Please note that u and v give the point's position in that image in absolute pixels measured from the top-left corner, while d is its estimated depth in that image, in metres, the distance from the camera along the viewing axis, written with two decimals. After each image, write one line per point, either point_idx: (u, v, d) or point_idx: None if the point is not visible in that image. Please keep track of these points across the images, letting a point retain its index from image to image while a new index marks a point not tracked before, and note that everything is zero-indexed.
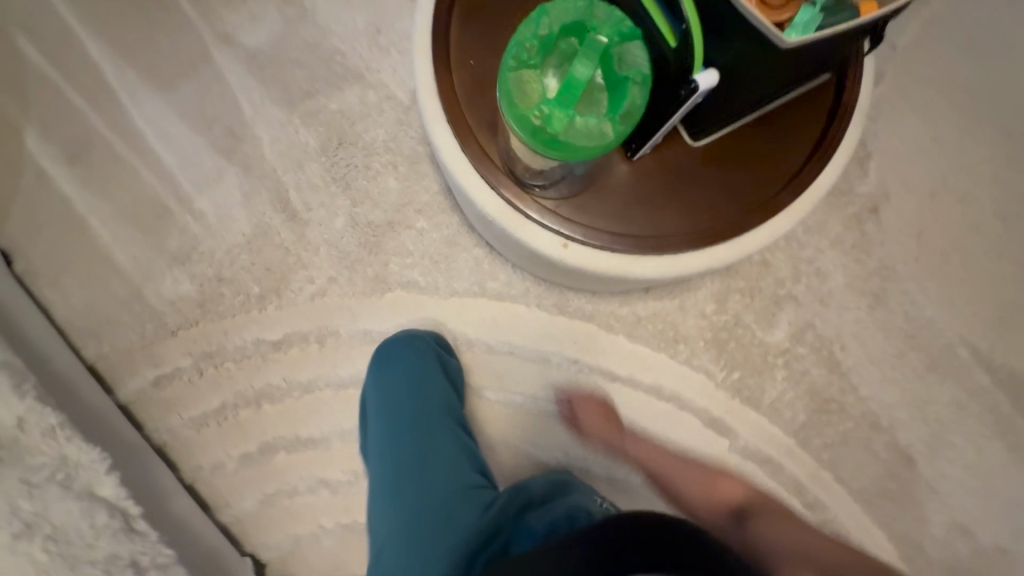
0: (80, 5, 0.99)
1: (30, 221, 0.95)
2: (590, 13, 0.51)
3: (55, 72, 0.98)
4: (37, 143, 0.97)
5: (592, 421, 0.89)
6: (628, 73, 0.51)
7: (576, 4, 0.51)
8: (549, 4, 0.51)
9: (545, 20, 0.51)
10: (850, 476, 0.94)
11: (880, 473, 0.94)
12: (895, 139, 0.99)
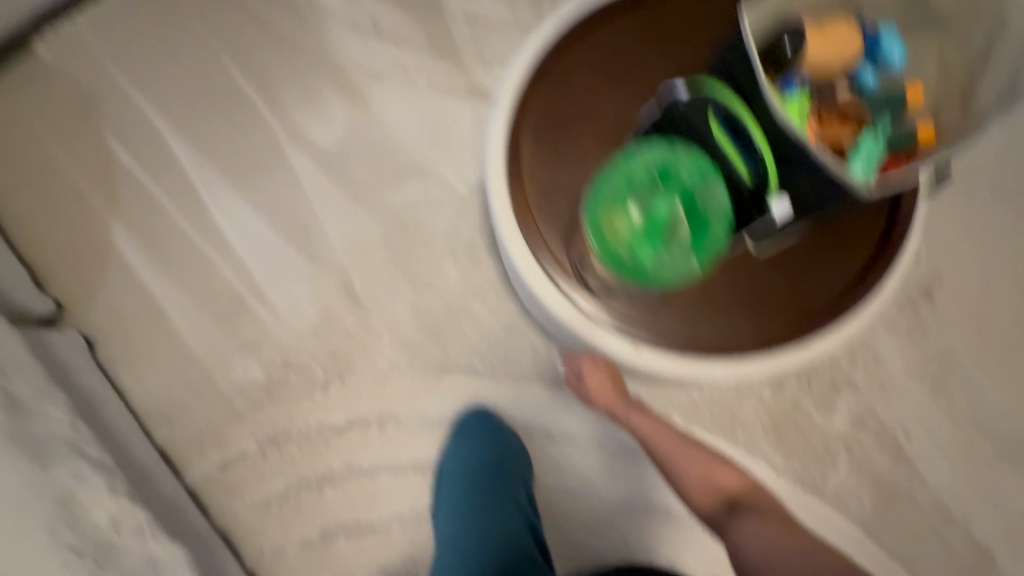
0: (169, 113, 1.10)
1: (115, 312, 1.03)
2: (675, 161, 0.61)
3: (145, 174, 1.08)
4: (126, 240, 1.06)
5: (601, 392, 0.86)
6: (707, 213, 0.61)
7: (661, 154, 0.62)
8: (639, 154, 0.61)
9: (636, 168, 0.61)
10: (916, 565, 0.93)
11: (945, 562, 0.93)
12: (955, 218, 0.98)
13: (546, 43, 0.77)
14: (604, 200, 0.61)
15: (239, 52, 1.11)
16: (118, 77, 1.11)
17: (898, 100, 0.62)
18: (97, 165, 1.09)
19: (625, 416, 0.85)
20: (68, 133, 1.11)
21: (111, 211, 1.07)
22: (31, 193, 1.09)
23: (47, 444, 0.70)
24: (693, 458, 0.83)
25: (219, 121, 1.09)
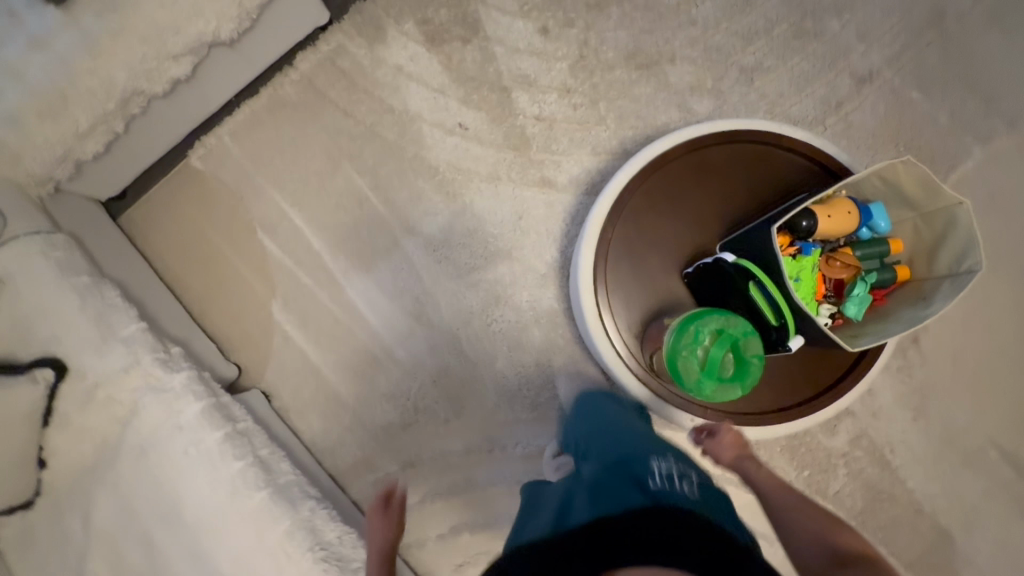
0: (301, 207, 1.35)
1: (280, 371, 1.33)
2: (727, 321, 0.82)
3: (288, 260, 1.35)
4: (280, 312, 1.34)
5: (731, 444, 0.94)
6: (751, 355, 0.82)
7: (717, 315, 0.83)
8: (703, 317, 0.82)
9: (701, 327, 0.82)
10: (903, 551, 1.21)
11: (927, 547, 1.21)
12: None
13: (620, 191, 1.02)
14: (679, 352, 0.82)
15: (352, 157, 1.35)
16: (258, 181, 1.37)
17: (881, 246, 0.88)
18: (249, 251, 1.36)
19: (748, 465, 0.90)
20: (223, 228, 1.37)
21: (267, 291, 1.35)
22: (202, 280, 1.37)
23: (289, 491, 1.03)
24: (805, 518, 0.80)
25: (343, 216, 1.34)
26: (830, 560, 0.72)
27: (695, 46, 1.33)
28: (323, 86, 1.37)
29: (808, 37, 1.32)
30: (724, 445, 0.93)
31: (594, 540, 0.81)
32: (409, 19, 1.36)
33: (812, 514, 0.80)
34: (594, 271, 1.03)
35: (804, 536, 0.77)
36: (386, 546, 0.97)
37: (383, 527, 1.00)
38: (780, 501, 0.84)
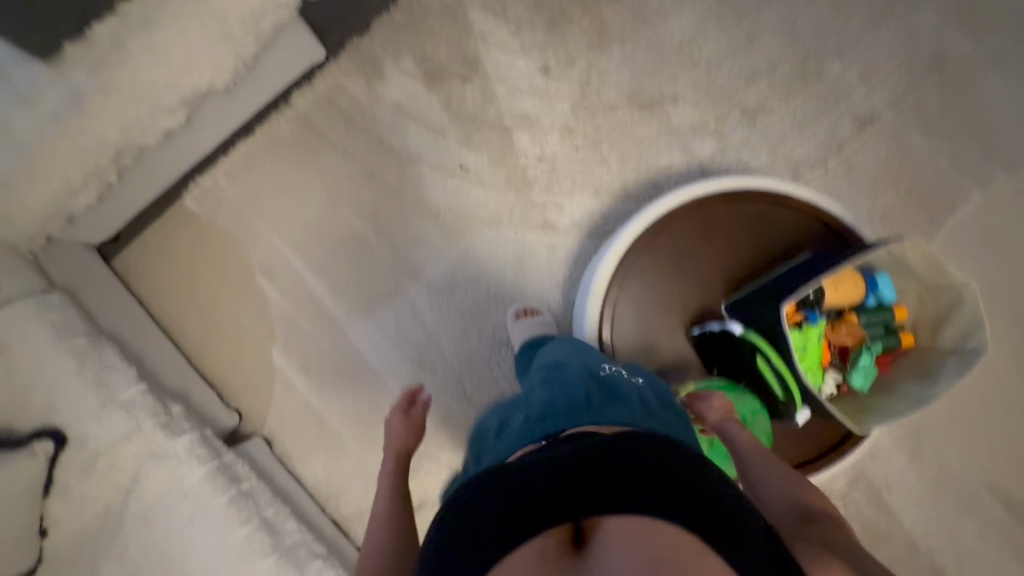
0: (301, 251, 1.33)
1: (282, 418, 1.32)
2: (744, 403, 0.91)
3: (287, 304, 1.33)
4: (281, 359, 1.33)
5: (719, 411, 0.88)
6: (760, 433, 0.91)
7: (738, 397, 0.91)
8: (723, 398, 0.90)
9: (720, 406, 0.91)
10: None
11: None
12: None
13: (624, 251, 1.02)
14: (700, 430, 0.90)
15: (350, 198, 1.33)
16: (256, 224, 1.34)
17: (887, 314, 0.88)
18: (248, 295, 1.34)
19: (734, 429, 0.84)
20: (223, 271, 1.35)
21: (267, 335, 1.33)
22: (200, 325, 1.34)
23: (295, 553, 1.02)
24: (783, 480, 0.74)
25: (343, 259, 1.33)
26: (797, 513, 0.69)
27: (698, 88, 1.32)
28: (320, 125, 1.34)
29: (811, 79, 1.31)
30: (713, 408, 0.88)
31: (593, 466, 0.62)
32: (408, 57, 1.34)
33: (780, 468, 0.76)
34: (601, 324, 1.03)
35: (779, 495, 0.72)
36: (398, 445, 1.00)
37: (406, 427, 1.02)
38: (758, 464, 0.77)
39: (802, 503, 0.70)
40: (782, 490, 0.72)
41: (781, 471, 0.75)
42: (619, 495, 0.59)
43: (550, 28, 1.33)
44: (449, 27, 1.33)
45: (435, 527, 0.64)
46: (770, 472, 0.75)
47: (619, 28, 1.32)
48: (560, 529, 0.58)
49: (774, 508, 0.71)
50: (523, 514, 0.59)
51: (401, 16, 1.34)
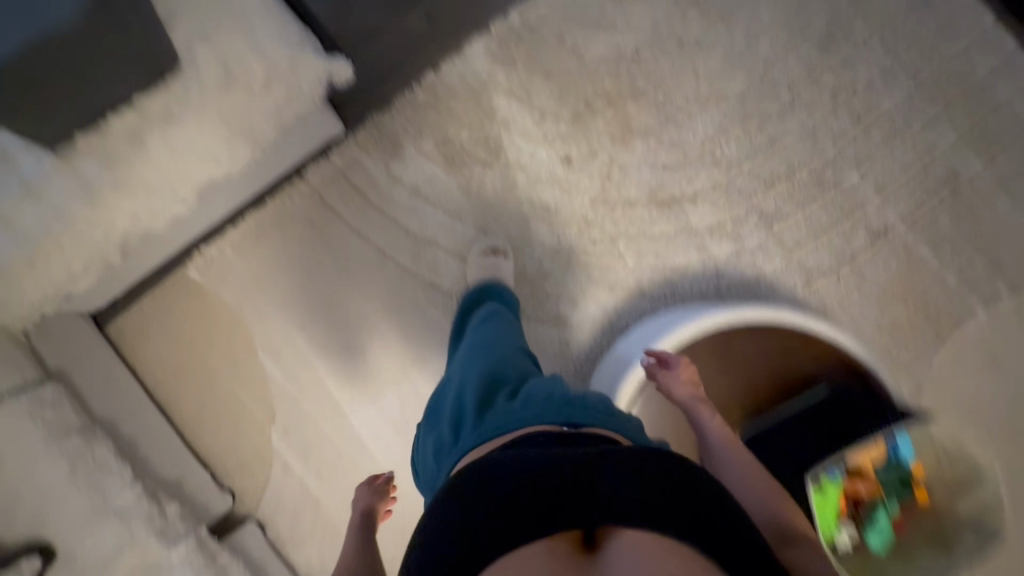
0: (309, 330, 1.31)
1: (278, 502, 1.28)
2: None
3: (289, 385, 1.30)
4: (280, 442, 1.29)
5: (690, 385, 0.95)
6: None
7: None
8: None
9: None
10: None
11: None
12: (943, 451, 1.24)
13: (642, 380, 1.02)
14: None
15: (361, 281, 1.31)
16: (260, 301, 1.31)
17: (904, 474, 0.91)
18: (250, 374, 1.31)
19: (704, 409, 0.93)
20: (223, 350, 1.31)
21: (267, 414, 1.30)
22: (196, 399, 1.29)
23: None
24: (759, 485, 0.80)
25: (352, 341, 1.31)
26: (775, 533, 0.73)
27: (718, 189, 1.31)
28: (332, 202, 1.31)
29: (828, 186, 1.30)
30: (681, 381, 0.95)
31: (605, 476, 0.61)
32: (427, 138, 1.32)
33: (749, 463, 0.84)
34: (631, 401, 1.06)
35: (761, 509, 0.77)
36: (363, 508, 1.10)
37: (371, 493, 1.12)
38: (726, 449, 0.87)
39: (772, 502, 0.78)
40: (757, 501, 0.78)
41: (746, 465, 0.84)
42: (629, 509, 0.58)
43: (573, 119, 1.32)
44: (471, 112, 1.32)
45: (449, 497, 0.66)
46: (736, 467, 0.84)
47: (643, 124, 1.32)
48: (565, 536, 0.59)
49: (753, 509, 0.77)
50: (537, 514, 0.59)
51: (422, 96, 1.32)
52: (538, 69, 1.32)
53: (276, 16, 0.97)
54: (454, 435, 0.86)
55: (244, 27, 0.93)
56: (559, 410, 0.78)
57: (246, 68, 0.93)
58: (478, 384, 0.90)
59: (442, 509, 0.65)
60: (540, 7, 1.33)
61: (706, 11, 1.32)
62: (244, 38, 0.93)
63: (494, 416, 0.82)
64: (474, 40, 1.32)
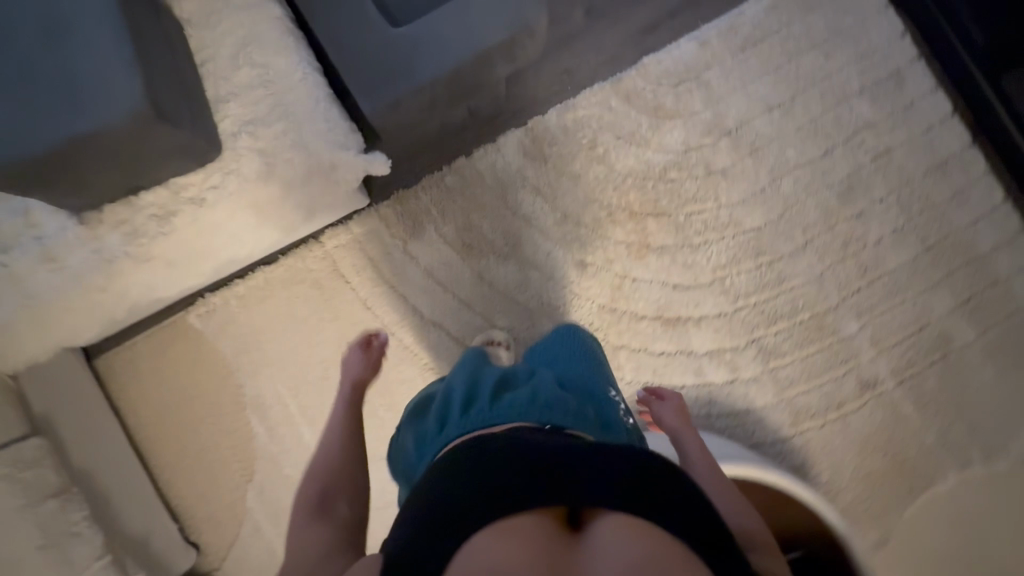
0: (301, 394, 1.29)
1: (243, 564, 1.26)
2: None
3: (272, 447, 1.28)
4: (254, 503, 1.28)
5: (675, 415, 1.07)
6: None
7: None
8: None
9: None
10: None
11: None
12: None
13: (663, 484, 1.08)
14: None
15: None
16: (256, 357, 1.30)
17: None
18: (234, 429, 1.29)
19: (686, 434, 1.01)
20: (211, 405, 1.29)
21: (246, 473, 1.28)
22: (177, 446, 1.28)
23: None
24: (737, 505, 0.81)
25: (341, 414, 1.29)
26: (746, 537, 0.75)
27: (722, 316, 1.34)
28: (345, 270, 1.31)
29: (827, 331, 1.34)
30: (670, 412, 1.08)
31: (585, 469, 0.64)
32: (448, 220, 1.33)
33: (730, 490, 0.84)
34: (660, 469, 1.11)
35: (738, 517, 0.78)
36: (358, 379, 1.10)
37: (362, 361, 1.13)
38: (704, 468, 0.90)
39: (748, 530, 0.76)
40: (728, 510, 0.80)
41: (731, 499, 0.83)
42: (607, 492, 0.62)
43: (594, 225, 1.34)
44: (495, 201, 1.34)
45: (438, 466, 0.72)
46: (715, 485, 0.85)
47: (660, 242, 1.34)
48: (550, 509, 0.62)
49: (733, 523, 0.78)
50: (517, 496, 0.62)
51: (450, 178, 1.33)
52: (567, 171, 1.35)
53: (325, 111, 0.97)
54: (439, 426, 0.88)
55: (296, 121, 0.95)
56: (542, 413, 0.82)
57: (284, 162, 0.94)
58: (465, 383, 0.93)
59: (427, 485, 0.70)
60: (578, 111, 1.35)
61: (736, 143, 1.36)
62: (292, 133, 0.94)
63: (480, 411, 0.85)
64: (509, 132, 1.34)
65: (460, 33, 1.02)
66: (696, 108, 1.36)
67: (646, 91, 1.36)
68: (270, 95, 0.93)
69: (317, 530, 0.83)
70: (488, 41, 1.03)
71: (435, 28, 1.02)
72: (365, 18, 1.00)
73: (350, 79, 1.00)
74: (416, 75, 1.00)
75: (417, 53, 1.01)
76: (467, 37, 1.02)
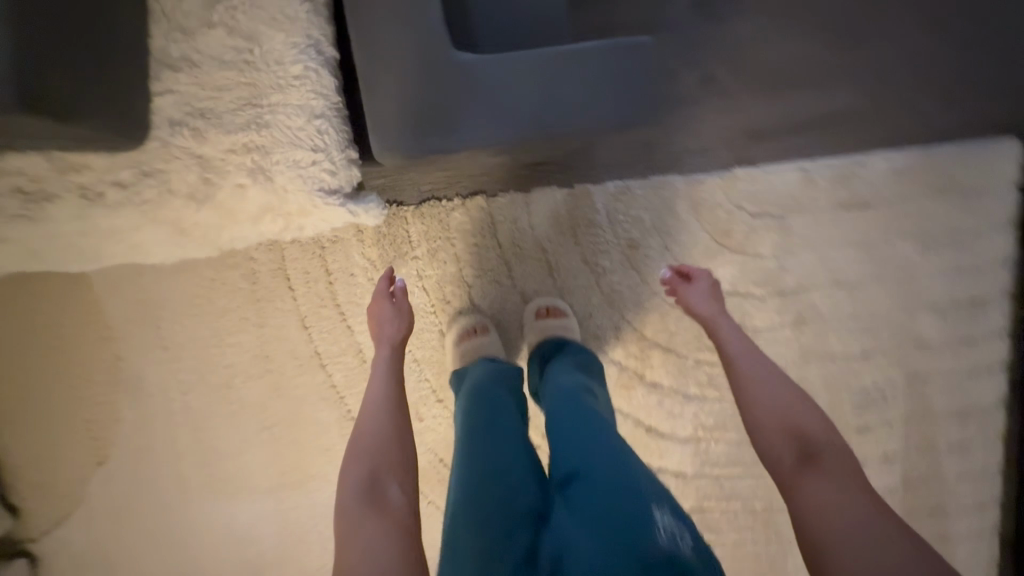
0: (190, 394, 1.07)
1: (63, 547, 1.09)
2: None
3: (137, 438, 1.08)
4: (97, 489, 1.08)
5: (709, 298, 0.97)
6: None
7: None
8: None
9: None
10: None
11: None
12: None
13: None
14: None
15: (277, 378, 1.08)
16: (149, 332, 1.05)
17: None
18: (98, 403, 1.06)
19: (726, 322, 0.92)
20: (78, 367, 1.05)
21: (98, 455, 1.08)
22: (20, 400, 1.05)
23: None
24: (782, 400, 0.79)
25: (231, 432, 1.09)
26: (796, 452, 0.74)
27: (678, 476, 1.22)
28: (292, 276, 1.05)
29: (772, 528, 1.25)
30: (701, 292, 0.98)
31: None
32: (436, 265, 1.08)
33: (782, 383, 0.81)
34: None
35: (785, 439, 0.75)
36: (394, 334, 0.95)
37: (399, 315, 0.96)
38: (746, 356, 0.86)
39: (801, 430, 0.75)
40: (776, 409, 0.78)
41: (782, 393, 0.79)
42: None
43: (594, 335, 1.14)
44: (499, 264, 1.09)
45: None
46: (767, 382, 0.81)
47: (656, 380, 1.17)
48: None
49: (770, 434, 0.77)
50: None
51: (456, 217, 1.07)
52: (592, 262, 1.11)
53: (319, 130, 0.67)
54: None
55: (268, 135, 0.65)
56: None
57: (232, 188, 0.67)
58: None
59: None
60: (634, 200, 1.10)
61: (784, 307, 1.17)
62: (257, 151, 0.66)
63: None
64: (546, 190, 1.08)
65: (534, 97, 0.75)
66: (762, 252, 1.14)
67: (719, 209, 1.12)
68: (243, 83, 0.65)
69: (378, 532, 0.69)
70: (568, 126, 0.76)
71: (504, 76, 0.74)
72: (417, 28, 0.72)
73: (369, 107, 0.76)
74: (453, 131, 0.74)
75: (467, 102, 0.73)
76: (540, 105, 0.75)
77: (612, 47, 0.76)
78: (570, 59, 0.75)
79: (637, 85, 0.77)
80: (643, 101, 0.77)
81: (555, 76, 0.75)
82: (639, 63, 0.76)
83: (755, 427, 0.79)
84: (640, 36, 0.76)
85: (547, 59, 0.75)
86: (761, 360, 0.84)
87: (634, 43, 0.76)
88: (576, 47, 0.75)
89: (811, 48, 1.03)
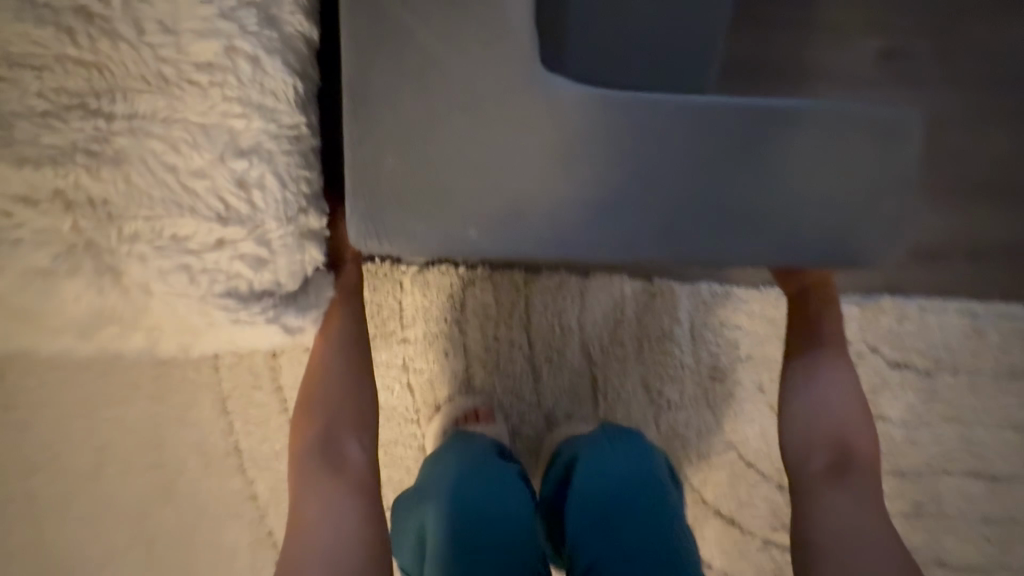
0: (44, 470, 0.73)
1: None
2: None
3: None
4: None
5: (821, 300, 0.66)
6: None
7: None
8: None
9: None
10: None
11: None
12: None
13: None
14: None
15: (171, 474, 0.74)
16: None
17: None
18: None
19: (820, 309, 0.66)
20: None
21: None
22: None
23: None
24: (841, 410, 0.62)
25: (90, 534, 0.74)
26: (828, 468, 0.59)
27: None
28: None
29: None
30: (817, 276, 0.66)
31: None
32: (433, 356, 0.74)
33: (848, 396, 0.62)
34: None
35: (826, 459, 0.60)
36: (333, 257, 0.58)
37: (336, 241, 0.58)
38: (829, 351, 0.64)
39: (848, 445, 0.60)
40: (826, 423, 0.61)
41: (844, 395, 0.62)
42: None
43: None
44: (523, 369, 0.75)
45: None
46: (833, 387, 0.63)
47: (704, 560, 0.79)
48: None
49: (808, 441, 0.61)
50: None
51: (476, 295, 0.74)
52: (655, 390, 0.77)
53: (198, 172, 0.41)
54: None
55: (116, 175, 0.41)
56: None
57: (35, 275, 0.42)
58: None
59: None
60: (734, 316, 0.76)
61: (903, 494, 0.83)
62: (89, 198, 0.41)
63: None
64: (611, 279, 0.75)
65: (685, 193, 0.44)
66: (889, 414, 0.81)
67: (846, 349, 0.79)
68: (87, 69, 0.39)
69: (331, 506, 0.53)
70: (745, 253, 0.45)
71: (624, 141, 0.43)
72: (485, 33, 0.40)
73: (353, 146, 0.42)
74: (515, 220, 0.43)
75: (547, 175, 0.42)
76: (690, 205, 0.44)
77: (842, 121, 0.44)
78: (753, 128, 0.43)
79: (844, 197, 0.45)
80: (879, 228, 0.46)
81: (709, 155, 0.43)
82: (857, 158, 0.44)
83: (792, 426, 0.62)
84: (894, 111, 0.45)
85: (727, 129, 0.43)
86: (836, 362, 0.64)
87: (878, 121, 0.44)
88: (774, 110, 0.43)
89: (1010, 155, 0.77)
